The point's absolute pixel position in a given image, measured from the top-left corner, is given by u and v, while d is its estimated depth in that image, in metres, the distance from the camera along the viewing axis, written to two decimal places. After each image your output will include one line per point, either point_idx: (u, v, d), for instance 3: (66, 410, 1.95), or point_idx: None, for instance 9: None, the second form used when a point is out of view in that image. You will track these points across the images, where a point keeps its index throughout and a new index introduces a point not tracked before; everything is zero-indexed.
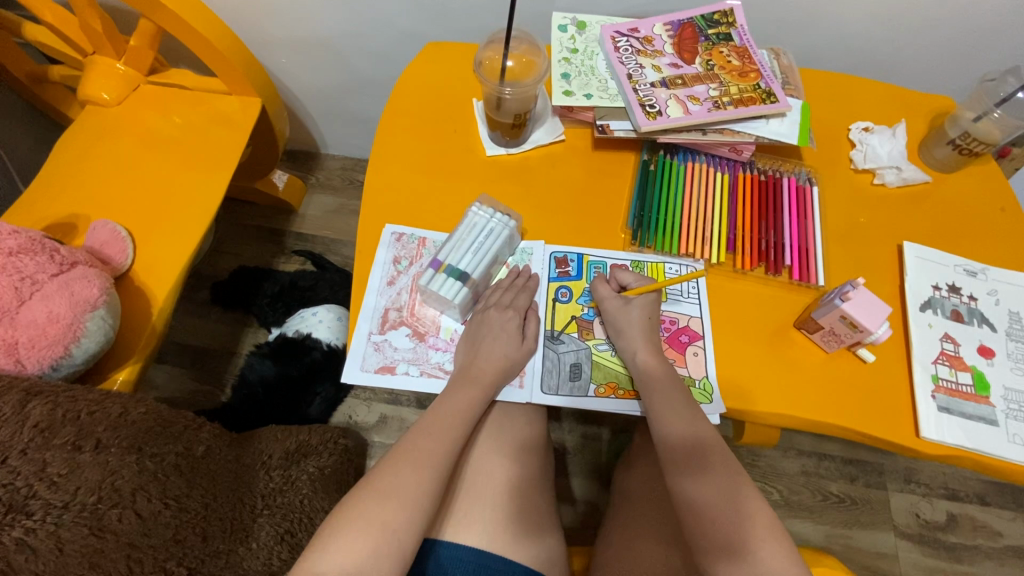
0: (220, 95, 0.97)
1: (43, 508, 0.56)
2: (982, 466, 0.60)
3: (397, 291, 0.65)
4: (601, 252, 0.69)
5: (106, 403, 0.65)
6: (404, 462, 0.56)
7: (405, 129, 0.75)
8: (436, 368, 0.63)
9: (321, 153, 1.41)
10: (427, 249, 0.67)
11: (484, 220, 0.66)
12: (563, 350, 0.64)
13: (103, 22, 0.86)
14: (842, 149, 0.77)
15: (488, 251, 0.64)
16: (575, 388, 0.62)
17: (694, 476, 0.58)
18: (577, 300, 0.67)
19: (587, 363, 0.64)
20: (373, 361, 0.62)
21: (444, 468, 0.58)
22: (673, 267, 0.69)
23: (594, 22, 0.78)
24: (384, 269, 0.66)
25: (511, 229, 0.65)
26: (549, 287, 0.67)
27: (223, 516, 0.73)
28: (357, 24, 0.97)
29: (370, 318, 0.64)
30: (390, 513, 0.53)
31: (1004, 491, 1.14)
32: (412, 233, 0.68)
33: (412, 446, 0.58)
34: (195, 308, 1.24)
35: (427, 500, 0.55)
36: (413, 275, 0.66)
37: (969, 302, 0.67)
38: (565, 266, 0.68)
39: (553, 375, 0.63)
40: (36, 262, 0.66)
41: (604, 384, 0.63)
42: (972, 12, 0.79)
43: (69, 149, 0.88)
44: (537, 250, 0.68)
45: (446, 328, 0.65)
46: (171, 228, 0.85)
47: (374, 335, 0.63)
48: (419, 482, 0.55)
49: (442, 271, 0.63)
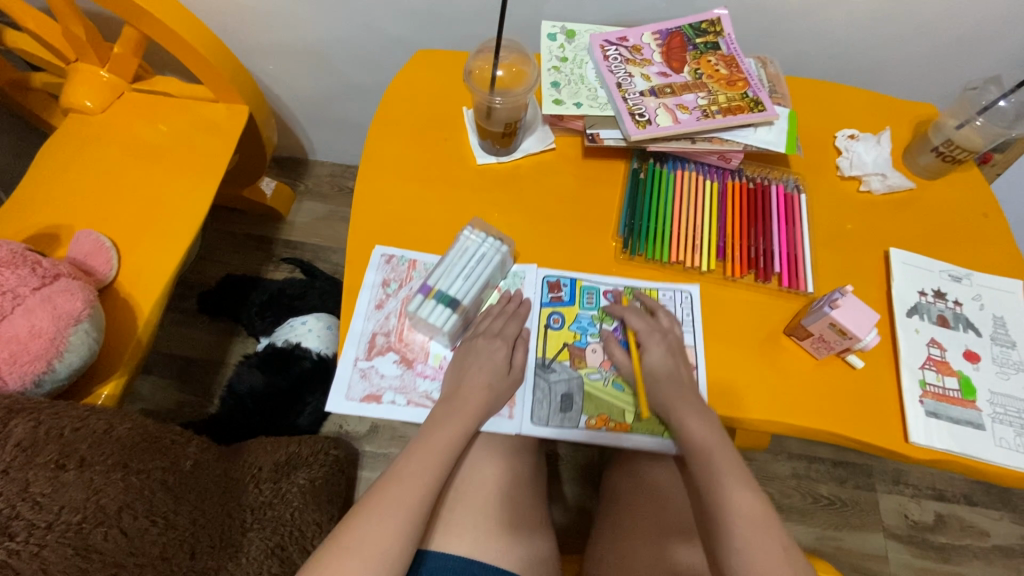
0: (207, 102, 0.96)
1: (26, 528, 0.55)
2: (970, 470, 0.60)
3: (385, 316, 0.64)
4: (594, 277, 0.68)
5: (90, 419, 0.64)
6: (383, 496, 0.57)
7: (393, 138, 0.74)
8: (423, 397, 0.62)
9: (309, 160, 1.40)
10: (416, 271, 0.66)
11: (476, 245, 0.64)
12: (554, 379, 0.63)
13: (86, 28, 0.85)
14: (829, 156, 0.78)
15: (479, 277, 0.62)
16: (565, 420, 0.61)
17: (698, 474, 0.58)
18: (569, 326, 0.65)
19: (578, 394, 0.62)
20: (358, 389, 0.61)
21: (426, 497, 0.58)
22: (668, 292, 0.68)
23: (583, 30, 0.78)
24: (372, 293, 0.65)
25: (502, 255, 0.64)
26: (542, 311, 0.66)
27: (212, 532, 0.71)
28: (346, 32, 0.97)
29: (356, 344, 0.63)
30: (367, 551, 0.53)
31: (990, 491, 1.16)
32: (402, 255, 0.67)
33: (393, 484, 0.58)
34: (182, 317, 1.22)
35: (407, 532, 0.55)
36: (402, 299, 0.65)
37: (954, 307, 0.68)
38: (557, 290, 0.67)
39: (544, 405, 0.62)
40: (18, 275, 0.64)
41: (595, 415, 0.61)
42: (954, 22, 0.81)
43: (51, 158, 0.87)
44: (528, 275, 0.68)
45: (435, 354, 0.64)
46: (158, 238, 0.84)
47: (361, 361, 0.62)
48: (399, 515, 0.56)
49: (431, 297, 0.61)
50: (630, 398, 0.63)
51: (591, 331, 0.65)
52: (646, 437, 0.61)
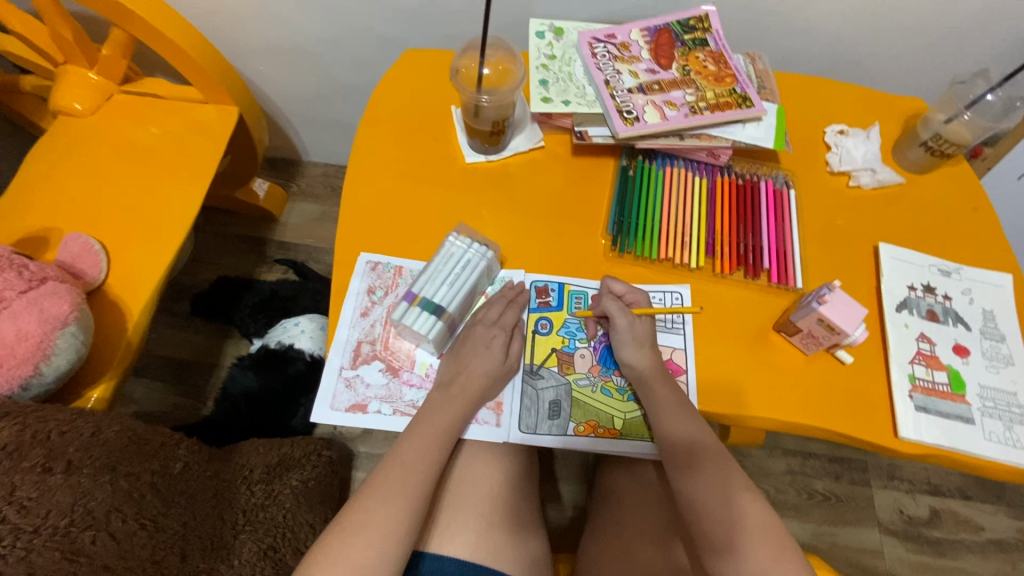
0: (196, 104, 0.96)
1: (12, 532, 0.54)
2: (959, 463, 0.61)
3: (371, 324, 0.64)
4: (582, 281, 0.67)
5: (78, 423, 0.64)
6: (375, 497, 0.56)
7: (382, 138, 0.74)
8: (409, 406, 0.62)
9: (302, 161, 1.39)
10: (403, 278, 0.66)
11: (461, 250, 0.64)
12: (542, 386, 0.63)
13: (74, 30, 0.85)
14: (818, 151, 0.77)
15: (464, 284, 0.62)
16: (554, 426, 0.61)
17: (694, 477, 0.58)
18: (557, 332, 0.65)
19: (566, 401, 0.62)
20: (344, 399, 0.60)
21: (419, 496, 0.57)
22: (657, 296, 0.67)
23: (571, 28, 0.78)
24: (357, 300, 0.65)
25: (488, 260, 0.63)
26: (529, 317, 0.66)
27: (203, 534, 0.71)
28: (336, 31, 0.97)
29: (341, 352, 0.62)
30: (359, 551, 0.53)
31: (985, 485, 1.16)
32: (388, 261, 0.67)
33: (383, 483, 0.57)
34: (175, 320, 1.22)
35: (400, 532, 0.55)
36: (387, 306, 0.65)
37: (944, 302, 0.68)
38: (545, 295, 0.67)
39: (532, 413, 0.61)
40: (3, 279, 0.64)
41: (583, 422, 0.61)
42: (943, 16, 0.81)
43: (40, 161, 0.87)
44: (516, 280, 0.67)
45: (421, 362, 0.64)
46: (148, 240, 0.83)
47: (346, 370, 0.62)
48: (391, 514, 0.55)
49: (416, 304, 0.61)
50: (617, 405, 0.63)
51: (579, 337, 0.65)
52: (637, 443, 0.61)
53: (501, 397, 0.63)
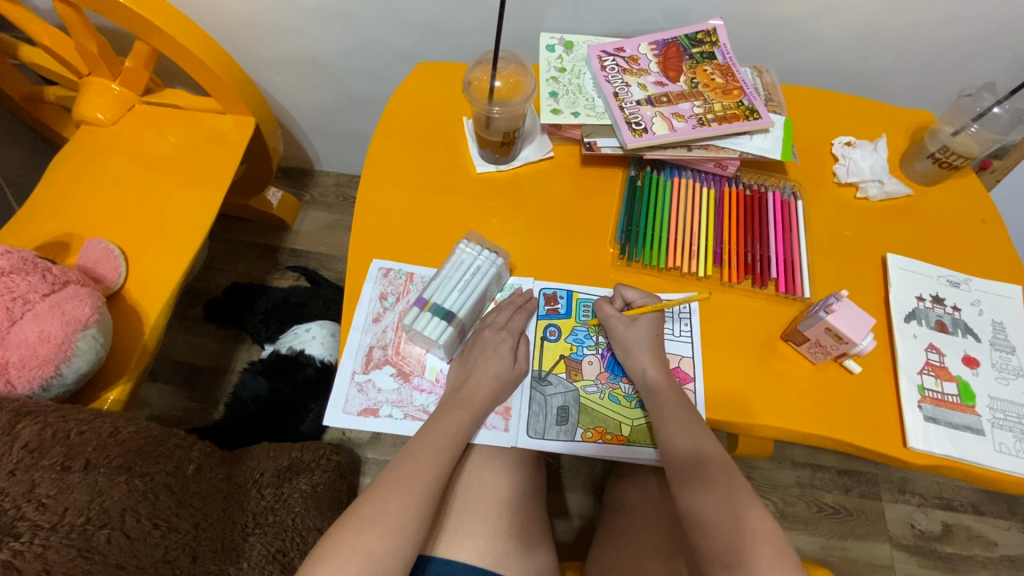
0: (215, 114, 0.98)
1: (31, 529, 0.55)
2: (969, 475, 0.60)
3: (382, 329, 0.65)
4: (590, 288, 0.68)
5: (96, 422, 0.65)
6: (389, 490, 0.57)
7: (395, 149, 0.76)
8: (419, 411, 0.62)
9: (315, 170, 1.42)
10: (414, 284, 0.67)
11: (471, 257, 0.65)
12: (550, 393, 0.63)
13: (98, 43, 0.87)
14: (826, 163, 0.78)
15: (474, 290, 0.63)
16: (562, 432, 0.61)
17: (696, 485, 0.58)
18: (565, 339, 0.66)
19: (574, 407, 0.62)
20: (356, 403, 0.61)
21: (431, 494, 0.58)
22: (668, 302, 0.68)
23: (581, 41, 0.80)
24: (370, 306, 0.66)
25: (497, 267, 0.64)
26: (538, 324, 0.67)
27: (213, 536, 0.72)
28: (351, 45, 0.99)
29: (353, 357, 0.64)
30: (374, 542, 0.54)
31: (998, 500, 1.15)
32: (400, 268, 0.68)
33: (396, 477, 0.58)
34: (187, 325, 1.24)
35: (414, 526, 0.56)
36: (399, 312, 0.66)
37: (952, 312, 0.68)
38: (553, 302, 0.68)
39: (539, 418, 0.62)
40: (28, 282, 0.66)
41: (591, 428, 0.61)
42: (947, 30, 0.82)
43: (62, 168, 0.89)
44: (524, 286, 0.68)
45: (431, 367, 0.65)
46: (165, 246, 0.85)
47: (358, 375, 0.63)
48: (404, 508, 0.56)
49: (427, 309, 0.62)
50: (624, 412, 0.63)
51: (587, 344, 0.66)
52: (643, 450, 0.62)
53: (509, 402, 0.64)
